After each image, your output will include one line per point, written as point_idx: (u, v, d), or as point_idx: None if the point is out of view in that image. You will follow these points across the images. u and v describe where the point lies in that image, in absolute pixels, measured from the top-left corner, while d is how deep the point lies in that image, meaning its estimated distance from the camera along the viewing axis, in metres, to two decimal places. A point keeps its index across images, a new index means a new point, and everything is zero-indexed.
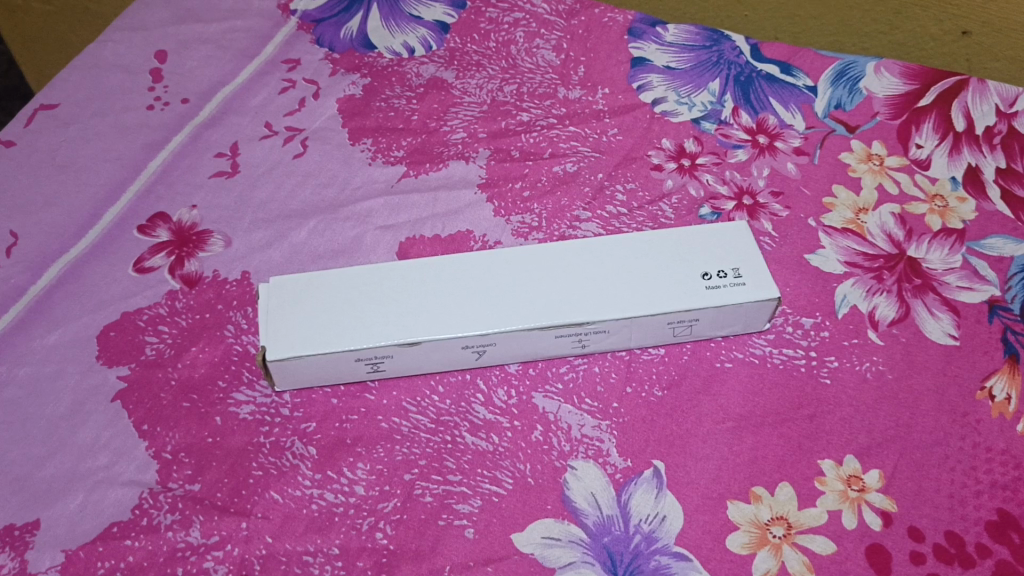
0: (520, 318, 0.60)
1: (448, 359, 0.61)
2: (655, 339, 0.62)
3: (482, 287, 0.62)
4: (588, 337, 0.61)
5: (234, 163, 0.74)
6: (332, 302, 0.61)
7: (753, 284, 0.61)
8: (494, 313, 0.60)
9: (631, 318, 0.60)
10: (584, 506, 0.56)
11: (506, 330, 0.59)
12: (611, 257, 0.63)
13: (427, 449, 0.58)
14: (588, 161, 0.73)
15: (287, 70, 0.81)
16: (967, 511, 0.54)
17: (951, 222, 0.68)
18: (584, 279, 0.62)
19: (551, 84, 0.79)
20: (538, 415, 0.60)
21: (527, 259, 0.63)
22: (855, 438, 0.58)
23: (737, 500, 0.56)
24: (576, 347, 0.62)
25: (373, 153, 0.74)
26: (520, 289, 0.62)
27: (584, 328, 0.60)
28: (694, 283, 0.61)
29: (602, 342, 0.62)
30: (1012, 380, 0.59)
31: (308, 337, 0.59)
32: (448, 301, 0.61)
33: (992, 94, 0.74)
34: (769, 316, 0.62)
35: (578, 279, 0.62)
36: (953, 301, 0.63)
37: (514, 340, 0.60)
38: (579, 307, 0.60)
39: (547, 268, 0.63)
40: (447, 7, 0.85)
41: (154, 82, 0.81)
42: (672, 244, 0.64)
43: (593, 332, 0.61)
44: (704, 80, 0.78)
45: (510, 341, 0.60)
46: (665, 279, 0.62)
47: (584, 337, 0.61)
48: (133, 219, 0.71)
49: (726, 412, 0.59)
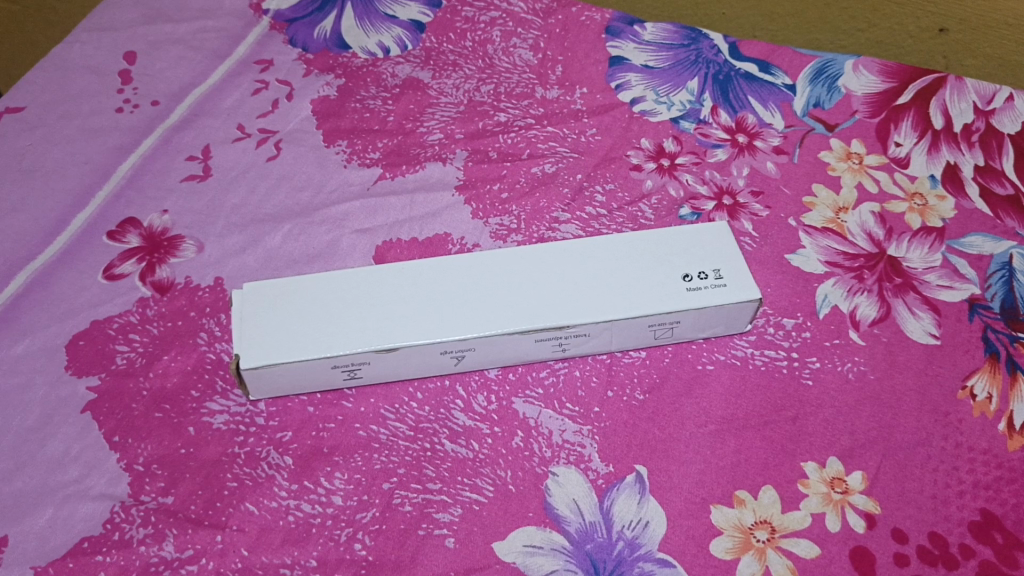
0: (501, 322, 0.59)
1: (427, 365, 0.60)
2: (636, 341, 0.62)
3: (462, 291, 0.61)
4: (569, 340, 0.60)
5: (206, 166, 0.73)
6: (308, 308, 0.60)
7: (735, 285, 0.61)
8: (473, 317, 0.59)
9: (613, 320, 0.59)
10: (566, 513, 0.55)
11: (487, 335, 0.58)
12: (593, 259, 0.62)
13: (406, 457, 0.57)
14: (567, 162, 0.72)
15: (260, 71, 0.80)
16: (950, 512, 0.54)
17: (931, 220, 0.67)
18: (565, 283, 0.61)
19: (529, 83, 0.78)
20: (519, 420, 0.59)
21: (508, 261, 0.62)
22: (838, 439, 0.57)
23: (720, 504, 0.55)
24: (556, 351, 0.61)
25: (348, 155, 0.73)
26: (500, 292, 0.61)
27: (565, 331, 0.59)
28: (674, 285, 0.61)
29: (583, 345, 0.61)
30: (993, 379, 0.59)
31: (283, 345, 0.58)
32: (427, 306, 0.60)
33: (969, 92, 0.74)
34: (751, 317, 0.61)
35: (558, 283, 0.61)
36: (933, 300, 0.63)
37: (495, 344, 0.59)
38: (560, 310, 0.60)
39: (527, 271, 0.62)
40: (423, 6, 0.84)
41: (123, 84, 0.79)
42: (653, 246, 0.63)
43: (573, 336, 0.60)
44: (683, 79, 0.78)
45: (490, 346, 0.60)
46: (646, 281, 0.61)
47: (565, 341, 0.60)
48: (102, 225, 0.69)
49: (708, 415, 0.59)
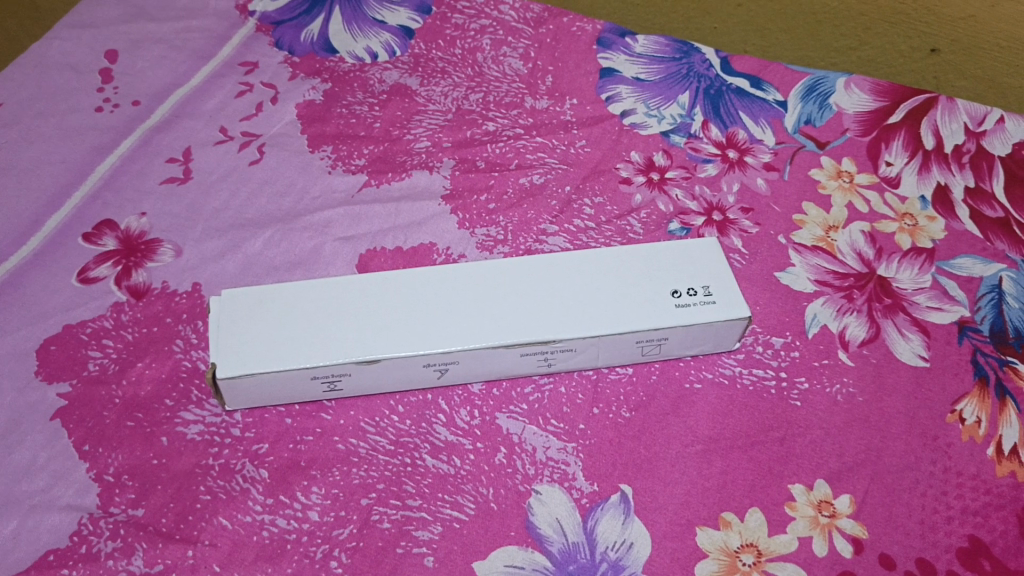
0: (486, 335, 0.58)
1: (410, 377, 0.59)
2: (623, 358, 0.61)
3: (446, 303, 0.59)
4: (555, 355, 0.59)
5: (187, 168, 0.71)
6: (289, 317, 0.58)
7: (724, 302, 0.60)
8: (457, 329, 0.58)
9: (600, 336, 0.58)
10: (549, 532, 0.54)
11: (471, 347, 0.57)
12: (580, 272, 0.61)
13: (386, 473, 0.56)
14: (555, 174, 0.71)
15: (244, 73, 0.78)
16: (939, 538, 0.53)
17: (920, 241, 0.67)
18: (553, 296, 0.60)
19: (518, 93, 0.77)
20: (502, 437, 0.57)
21: (494, 273, 0.61)
22: (825, 461, 0.56)
23: (706, 526, 0.54)
24: (542, 366, 0.60)
25: (332, 161, 0.71)
26: (487, 305, 0.59)
27: (552, 346, 0.58)
28: (664, 301, 0.60)
29: (569, 361, 0.60)
30: (982, 403, 0.59)
31: (261, 354, 0.56)
32: (411, 317, 0.59)
33: (961, 113, 0.74)
34: (739, 335, 0.61)
35: (545, 296, 0.60)
36: (923, 322, 0.62)
37: (479, 359, 0.58)
38: (546, 324, 0.58)
39: (515, 282, 0.60)
40: (412, 11, 0.83)
41: (103, 83, 0.77)
42: (642, 260, 0.62)
43: (560, 350, 0.59)
44: (674, 92, 0.77)
45: (474, 360, 0.58)
46: (636, 297, 0.60)
47: (551, 355, 0.59)
48: (78, 226, 0.67)
49: (695, 434, 0.58)
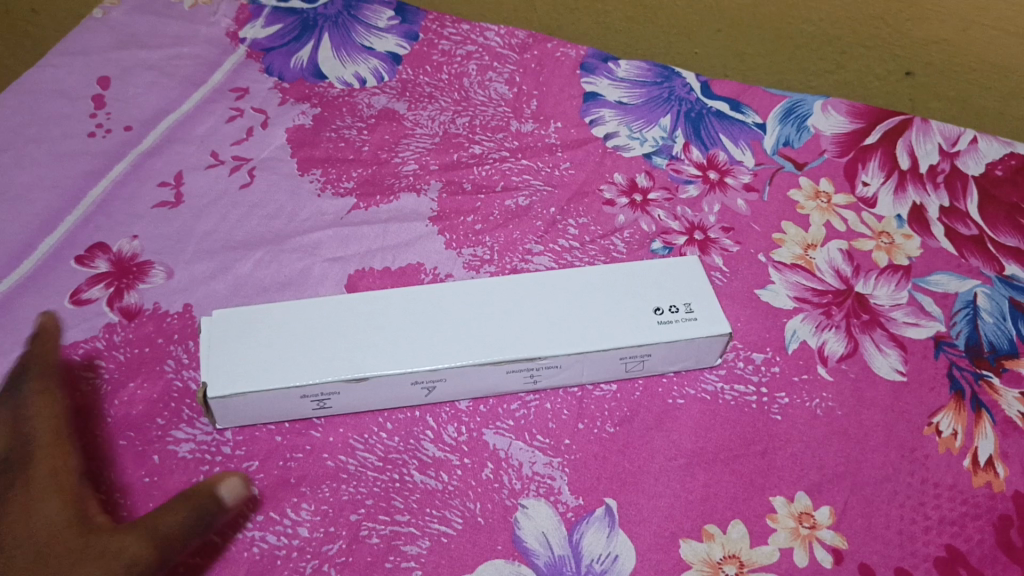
0: (472, 353, 0.59)
1: (398, 394, 0.60)
2: (607, 374, 0.62)
3: (433, 321, 0.61)
4: (540, 372, 0.60)
5: (178, 192, 0.72)
6: (280, 336, 0.59)
7: (705, 319, 0.61)
8: (444, 347, 0.59)
9: (584, 353, 0.59)
10: (535, 546, 0.55)
11: (458, 365, 0.58)
12: (563, 291, 0.63)
13: (374, 488, 0.57)
14: (540, 196, 0.72)
15: (235, 99, 0.80)
16: (917, 547, 0.54)
17: (897, 258, 0.69)
18: (538, 314, 0.61)
19: (504, 117, 0.79)
20: (489, 452, 0.58)
21: (484, 291, 0.62)
22: (806, 474, 0.57)
23: (689, 538, 0.55)
24: (527, 382, 0.61)
25: (322, 184, 0.73)
26: (474, 323, 0.61)
27: (537, 362, 0.59)
28: (646, 318, 0.61)
29: (554, 377, 0.61)
30: (958, 415, 0.60)
31: (252, 372, 0.57)
32: (400, 336, 0.60)
33: (935, 134, 0.76)
34: (721, 351, 0.62)
35: (530, 314, 0.61)
36: (900, 337, 0.64)
37: (466, 375, 0.59)
38: (531, 341, 0.60)
39: (500, 301, 0.62)
40: (400, 39, 0.85)
41: (96, 108, 0.79)
42: (624, 279, 0.63)
43: (545, 367, 0.60)
44: (656, 116, 0.79)
45: (461, 377, 0.59)
46: (619, 314, 0.61)
47: (536, 372, 0.60)
48: (71, 249, 0.69)
49: (678, 448, 0.59)
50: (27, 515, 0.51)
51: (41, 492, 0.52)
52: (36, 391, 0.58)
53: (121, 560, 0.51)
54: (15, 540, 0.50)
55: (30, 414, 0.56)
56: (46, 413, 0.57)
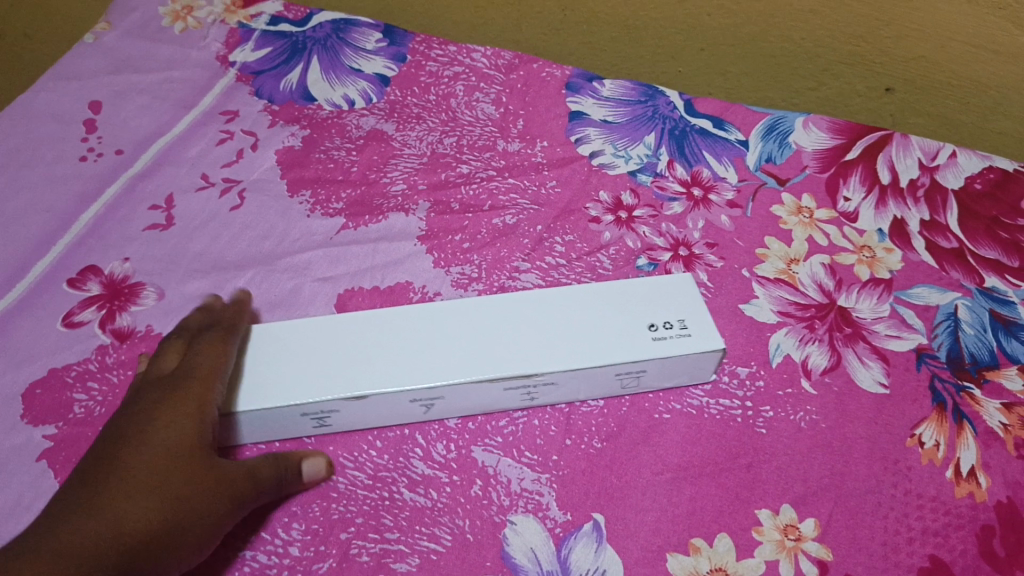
0: (468, 370, 0.59)
1: (395, 413, 0.61)
2: (601, 390, 0.63)
3: (430, 340, 0.61)
4: (537, 389, 0.61)
5: (169, 214, 0.73)
6: (278, 358, 0.60)
7: (698, 335, 0.62)
8: (441, 365, 0.60)
9: (577, 369, 0.60)
10: (524, 561, 0.55)
11: (455, 382, 0.59)
12: (559, 307, 0.64)
13: (364, 507, 0.57)
14: (527, 215, 0.73)
15: (225, 121, 0.81)
16: (901, 558, 0.55)
17: (878, 272, 0.70)
18: (533, 331, 0.62)
19: (491, 136, 0.80)
20: (477, 469, 0.59)
21: (479, 311, 0.63)
22: (791, 486, 0.58)
23: (676, 552, 0.56)
24: (525, 399, 0.62)
25: (311, 205, 0.74)
26: (471, 342, 0.61)
27: (533, 379, 0.60)
28: (641, 334, 0.62)
29: (551, 394, 0.62)
30: (940, 427, 0.61)
31: (249, 392, 0.58)
32: (398, 355, 0.60)
33: (915, 149, 0.78)
34: (714, 367, 0.63)
35: (526, 331, 0.62)
36: (882, 350, 0.65)
37: (463, 393, 0.60)
38: (528, 359, 0.60)
39: (496, 319, 0.63)
40: (388, 60, 0.86)
41: (88, 133, 0.80)
42: (616, 296, 0.64)
43: (542, 384, 0.61)
44: (640, 133, 0.80)
45: (458, 395, 0.60)
46: (613, 331, 0.62)
47: (533, 389, 0.61)
48: (64, 272, 0.69)
49: (665, 463, 0.60)
50: (160, 433, 0.51)
51: (174, 411, 0.52)
52: (210, 337, 0.58)
53: (229, 484, 0.51)
54: (150, 454, 0.50)
55: (207, 352, 0.57)
56: (216, 354, 0.57)
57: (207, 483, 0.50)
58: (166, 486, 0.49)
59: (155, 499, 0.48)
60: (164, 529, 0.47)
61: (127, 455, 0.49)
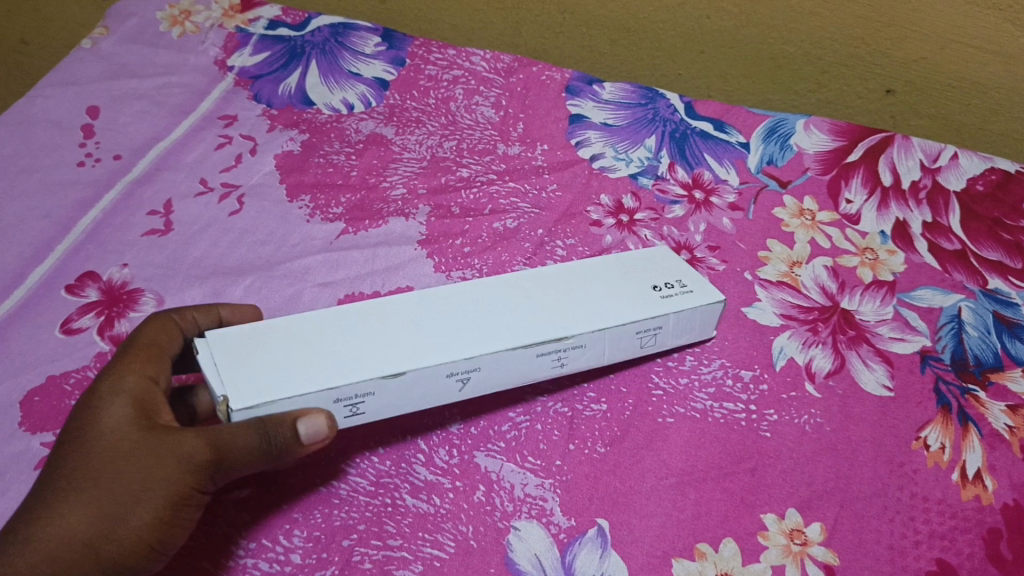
0: (498, 340, 0.58)
1: (431, 392, 0.58)
2: (625, 354, 0.62)
3: (451, 316, 0.59)
4: (567, 354, 0.60)
5: (168, 220, 0.73)
6: (293, 345, 0.56)
7: (699, 291, 0.63)
8: (472, 338, 0.58)
9: (607, 329, 0.60)
10: (528, 568, 0.55)
11: (494, 351, 0.57)
12: (575, 289, 0.62)
13: (367, 513, 0.57)
14: (528, 218, 0.73)
15: (224, 126, 0.80)
16: (908, 562, 0.55)
17: (881, 274, 0.69)
18: (553, 305, 0.61)
19: (491, 140, 0.80)
20: (480, 475, 0.59)
21: (482, 288, 0.61)
22: (796, 490, 0.58)
23: (681, 557, 0.55)
24: (555, 368, 0.60)
25: (311, 210, 0.73)
26: (486, 314, 0.59)
27: (566, 343, 0.59)
28: (646, 294, 0.62)
29: (580, 360, 0.61)
30: (946, 430, 0.60)
31: (283, 384, 0.54)
32: (417, 329, 0.58)
33: (916, 151, 0.78)
34: (717, 322, 0.64)
35: (546, 305, 0.61)
36: (886, 352, 0.64)
37: (500, 363, 0.58)
38: (555, 325, 0.59)
39: (512, 295, 0.61)
40: (387, 64, 0.86)
41: (85, 138, 0.79)
42: (618, 266, 0.65)
43: (572, 348, 0.60)
44: (641, 136, 0.80)
45: (494, 366, 0.58)
46: (622, 295, 0.62)
47: (564, 355, 0.60)
48: (62, 278, 0.69)
49: (669, 467, 0.59)
50: (98, 426, 0.54)
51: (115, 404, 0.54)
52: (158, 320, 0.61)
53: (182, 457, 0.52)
54: (89, 453, 0.53)
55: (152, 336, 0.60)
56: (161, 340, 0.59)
57: (164, 464, 0.52)
58: (97, 484, 0.52)
59: (87, 500, 0.51)
60: (95, 527, 0.51)
61: (73, 456, 0.53)
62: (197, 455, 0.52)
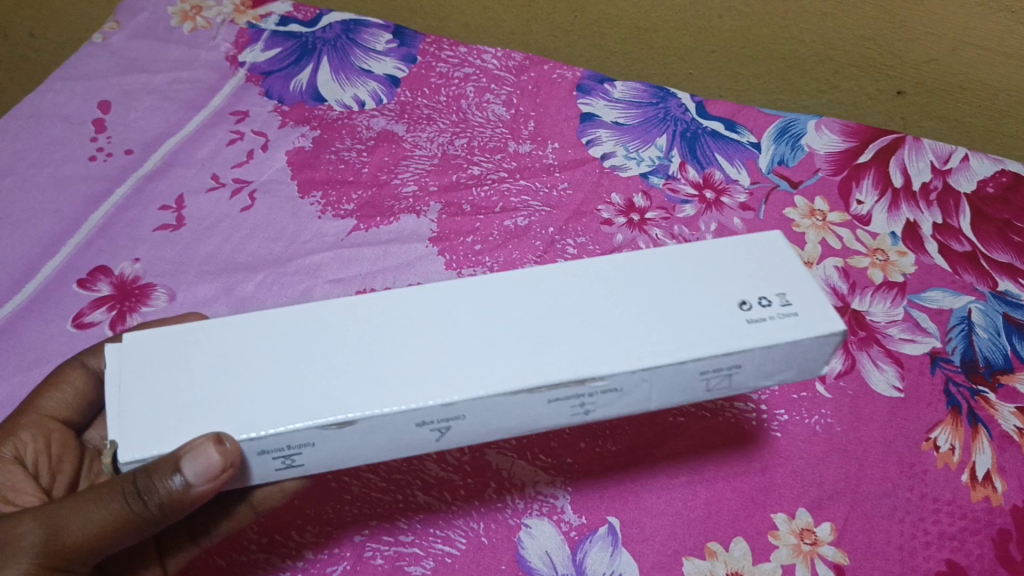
0: (498, 376, 0.40)
1: (400, 440, 0.41)
2: (683, 395, 0.42)
3: (436, 335, 0.41)
4: (593, 400, 0.41)
5: (179, 215, 0.73)
6: (222, 365, 0.41)
7: (807, 315, 0.41)
8: (455, 371, 0.40)
9: (655, 367, 0.39)
10: (539, 565, 0.55)
11: (477, 399, 0.39)
12: (626, 287, 0.42)
13: (377, 509, 0.58)
14: (539, 216, 0.73)
15: (235, 122, 0.80)
16: (917, 562, 0.55)
17: (892, 275, 0.70)
18: (586, 321, 0.41)
19: (502, 138, 0.80)
20: (491, 472, 0.59)
21: (500, 293, 0.42)
22: (806, 490, 0.58)
23: (692, 556, 0.55)
24: (577, 413, 0.42)
25: (322, 207, 0.73)
26: (497, 329, 0.41)
27: (588, 387, 0.40)
28: (725, 314, 0.41)
29: (613, 405, 0.42)
30: (956, 431, 0.60)
31: (187, 426, 0.39)
32: (394, 349, 0.41)
33: (927, 152, 0.78)
34: (830, 358, 0.42)
35: (574, 318, 0.41)
36: (896, 353, 0.64)
37: (493, 409, 0.40)
38: (578, 353, 0.40)
39: (528, 304, 0.42)
40: (397, 61, 0.87)
41: (97, 133, 0.80)
42: (695, 263, 0.43)
43: (600, 393, 0.41)
44: (652, 136, 0.80)
45: (485, 413, 0.40)
46: (692, 309, 0.41)
47: (588, 401, 0.41)
48: (73, 273, 0.69)
49: (679, 466, 0.59)
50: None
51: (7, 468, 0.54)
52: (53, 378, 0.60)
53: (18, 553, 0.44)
54: None
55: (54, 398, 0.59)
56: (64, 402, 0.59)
57: None
58: None
59: None
60: None
61: None
62: (31, 539, 0.44)
